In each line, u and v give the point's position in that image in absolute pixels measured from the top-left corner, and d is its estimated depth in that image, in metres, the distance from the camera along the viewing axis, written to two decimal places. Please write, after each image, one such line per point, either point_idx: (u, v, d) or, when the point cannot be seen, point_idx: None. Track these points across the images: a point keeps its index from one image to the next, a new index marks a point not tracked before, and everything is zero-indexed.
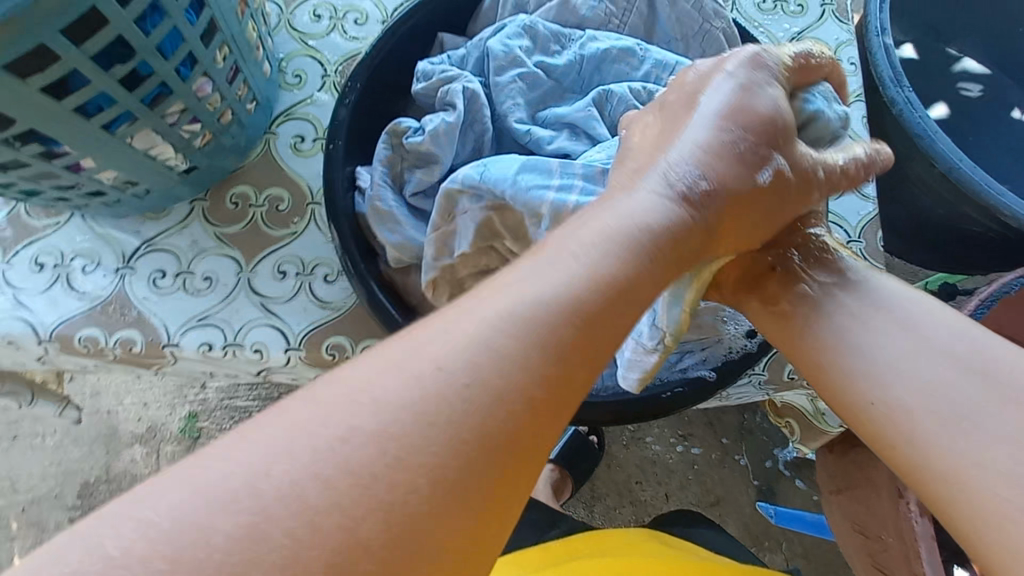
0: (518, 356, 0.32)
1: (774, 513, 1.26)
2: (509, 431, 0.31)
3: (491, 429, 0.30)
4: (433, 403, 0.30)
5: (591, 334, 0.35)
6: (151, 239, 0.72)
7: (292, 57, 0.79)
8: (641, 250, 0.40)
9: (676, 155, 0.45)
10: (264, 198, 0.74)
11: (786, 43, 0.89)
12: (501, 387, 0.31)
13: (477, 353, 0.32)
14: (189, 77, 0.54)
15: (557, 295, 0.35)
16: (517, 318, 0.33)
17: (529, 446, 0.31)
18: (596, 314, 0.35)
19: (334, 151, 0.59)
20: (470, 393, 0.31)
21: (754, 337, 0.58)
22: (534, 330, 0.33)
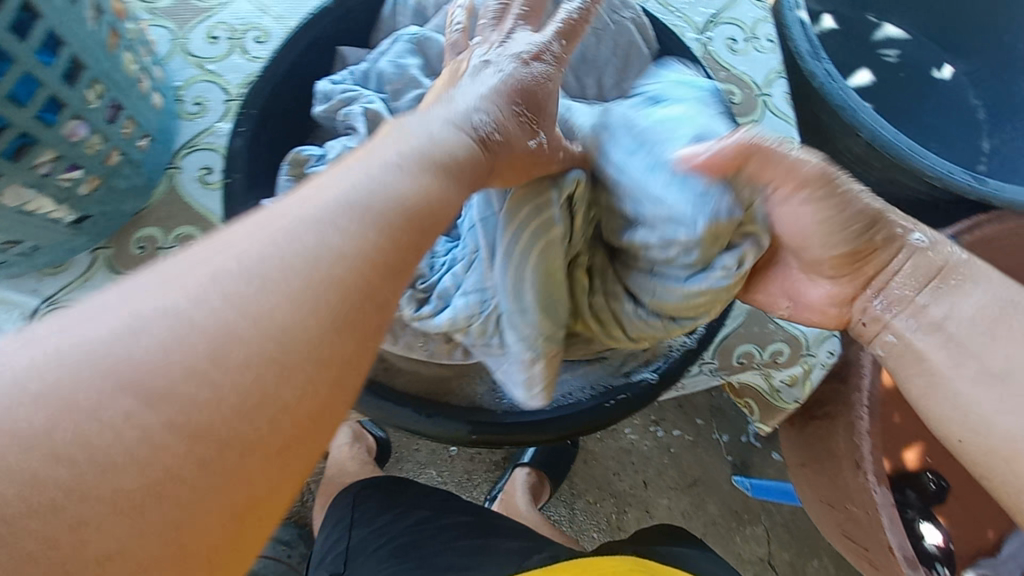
0: (319, 269, 0.29)
1: (750, 487, 1.28)
2: (316, 352, 0.27)
3: (285, 345, 0.26)
4: (203, 324, 0.25)
5: (411, 219, 0.32)
6: (51, 297, 0.66)
7: (190, 85, 0.74)
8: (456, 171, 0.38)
9: (473, 96, 0.44)
10: (175, 238, 0.70)
11: (703, 26, 0.89)
12: (303, 297, 0.27)
13: (251, 257, 0.27)
14: (55, 123, 0.49)
15: (362, 198, 0.32)
16: (308, 220, 0.29)
17: (340, 367, 0.28)
18: (413, 217, 0.33)
19: (233, 186, 0.55)
20: (249, 304, 0.26)
21: (692, 333, 0.56)
22: (342, 232, 0.30)
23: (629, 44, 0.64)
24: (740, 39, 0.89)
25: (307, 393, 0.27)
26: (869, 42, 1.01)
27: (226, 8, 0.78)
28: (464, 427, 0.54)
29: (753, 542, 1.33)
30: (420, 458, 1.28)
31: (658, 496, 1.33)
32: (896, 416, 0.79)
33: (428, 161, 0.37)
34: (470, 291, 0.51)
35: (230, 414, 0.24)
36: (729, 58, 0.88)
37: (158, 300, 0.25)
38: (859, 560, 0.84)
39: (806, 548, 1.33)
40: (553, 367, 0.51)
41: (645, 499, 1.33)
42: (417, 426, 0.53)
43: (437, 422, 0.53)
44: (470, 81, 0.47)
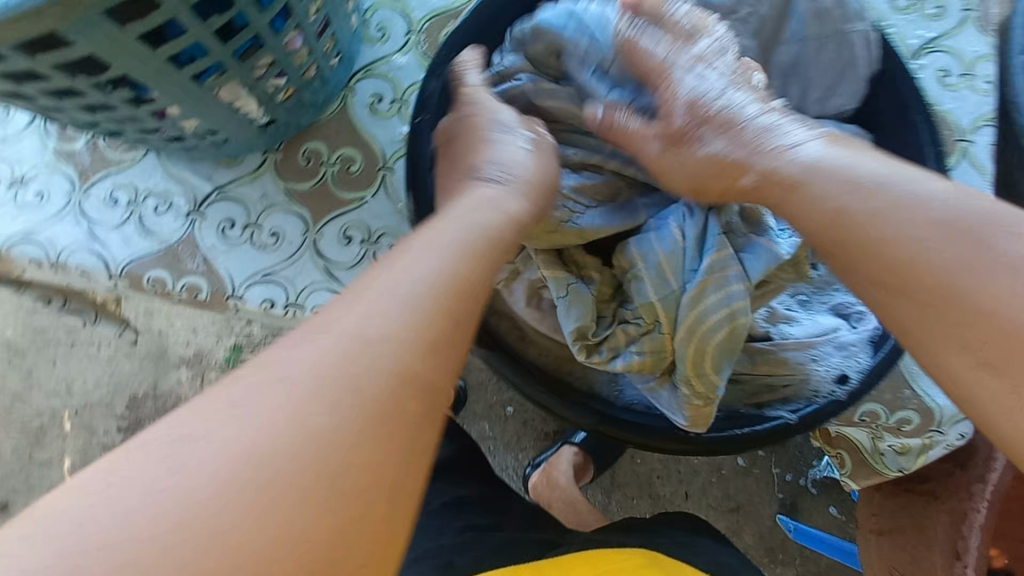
0: (372, 340, 0.34)
1: (794, 530, 1.25)
2: (370, 402, 0.33)
3: (342, 404, 0.32)
4: (297, 392, 0.32)
5: (438, 293, 0.38)
6: (222, 186, 0.71)
7: (377, 9, 0.75)
8: (498, 231, 0.45)
9: (500, 153, 0.52)
10: (337, 157, 0.72)
11: (915, 51, 0.80)
12: (355, 362, 0.34)
13: (322, 344, 0.34)
14: (280, 31, 0.50)
15: (402, 286, 0.37)
16: (358, 312, 0.35)
17: (390, 408, 0.33)
18: (448, 288, 0.38)
19: (419, 126, 0.57)
20: (322, 377, 0.33)
21: (844, 383, 0.53)
22: (380, 312, 0.36)
23: (848, 62, 0.58)
24: (954, 74, 0.79)
25: (390, 426, 0.33)
26: None
27: None
28: (591, 417, 0.54)
29: None
30: (477, 410, 1.31)
31: (696, 510, 1.31)
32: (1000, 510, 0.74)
33: (469, 228, 0.44)
34: (644, 348, 0.55)
35: (321, 449, 0.31)
36: (935, 92, 0.78)
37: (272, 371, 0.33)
38: None
39: None
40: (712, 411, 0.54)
41: (682, 509, 1.32)
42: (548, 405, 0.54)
43: (569, 406, 0.54)
44: (496, 136, 0.53)
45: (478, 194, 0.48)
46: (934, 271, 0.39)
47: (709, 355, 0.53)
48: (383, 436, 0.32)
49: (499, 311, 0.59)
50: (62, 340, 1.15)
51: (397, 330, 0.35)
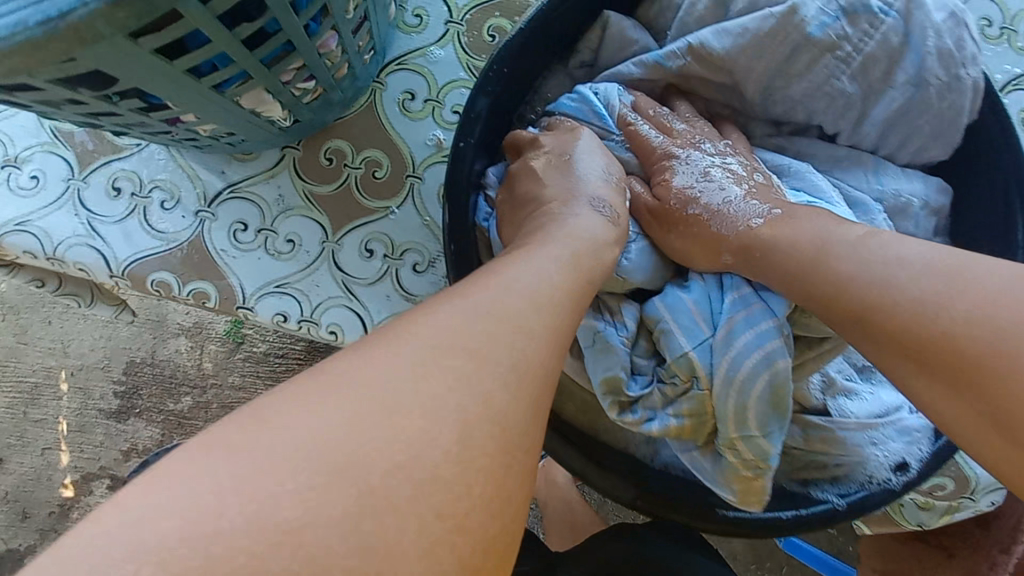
0: (482, 362, 0.39)
1: None
2: (490, 423, 0.37)
3: (466, 428, 0.36)
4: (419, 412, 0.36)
5: (540, 320, 0.43)
6: (235, 183, 0.65)
7: None
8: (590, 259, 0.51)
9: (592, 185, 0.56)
10: (362, 160, 0.66)
11: (999, 87, 0.73)
12: (470, 387, 0.38)
13: (440, 364, 0.38)
14: (316, 34, 0.43)
15: (507, 308, 0.42)
16: (466, 337, 0.40)
17: (503, 423, 0.38)
18: (547, 314, 0.44)
19: (463, 150, 0.50)
20: (446, 401, 0.36)
21: (903, 472, 0.49)
22: (489, 338, 0.40)
23: (956, 110, 0.54)
24: None
25: (496, 456, 0.37)
26: None
27: None
28: (632, 490, 0.50)
29: None
30: None
31: None
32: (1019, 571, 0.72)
33: (570, 257, 0.49)
34: (680, 408, 0.52)
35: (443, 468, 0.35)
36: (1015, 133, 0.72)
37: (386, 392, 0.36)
38: None
39: None
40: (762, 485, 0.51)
41: None
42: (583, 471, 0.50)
43: (605, 475, 0.51)
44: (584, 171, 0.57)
45: (580, 222, 0.53)
46: (915, 301, 0.42)
47: (750, 415, 0.50)
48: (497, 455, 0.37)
49: None
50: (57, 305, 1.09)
51: (523, 331, 0.41)
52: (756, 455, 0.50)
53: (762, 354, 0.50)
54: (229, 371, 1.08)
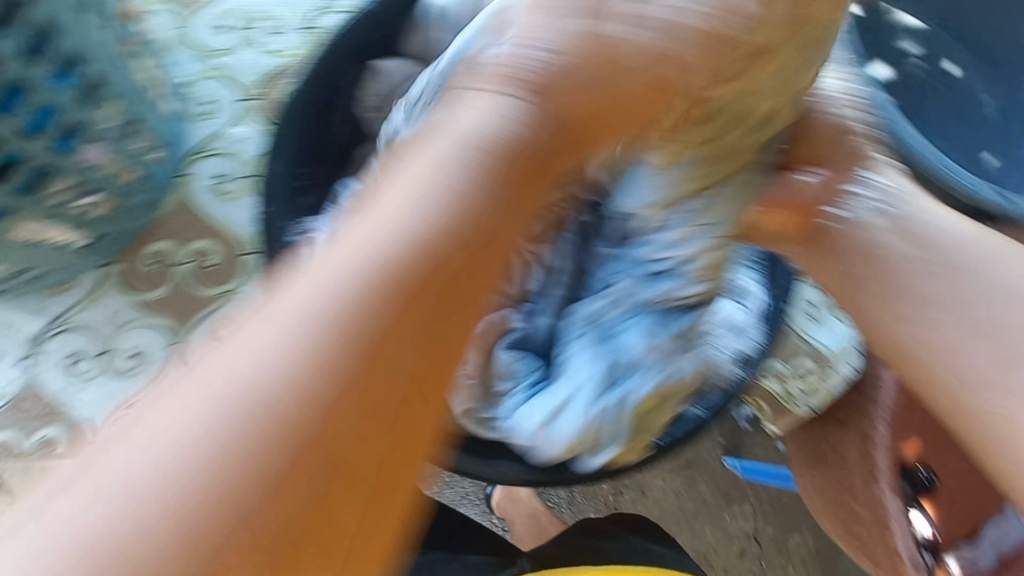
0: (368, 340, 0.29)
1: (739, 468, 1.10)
2: (339, 398, 0.27)
3: (316, 398, 0.27)
4: (269, 397, 0.27)
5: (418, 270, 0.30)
6: (58, 317, 0.62)
7: (198, 81, 0.68)
8: (488, 188, 0.32)
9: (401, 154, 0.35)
10: (190, 254, 0.65)
11: None
12: (325, 355, 0.28)
13: (234, 380, 0.27)
14: (73, 151, 0.45)
15: (372, 258, 0.30)
16: (268, 344, 0.28)
17: (355, 394, 0.28)
18: (444, 275, 0.30)
19: (269, 219, 0.52)
20: (299, 345, 0.28)
21: (744, 364, 0.57)
22: (301, 353, 0.28)
23: None
24: None
25: (373, 413, 0.28)
26: None
27: None
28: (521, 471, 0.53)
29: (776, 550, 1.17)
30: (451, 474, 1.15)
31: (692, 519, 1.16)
32: (912, 415, 0.78)
33: (399, 226, 0.31)
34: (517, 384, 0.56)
35: (256, 449, 0.26)
36: None
37: (198, 414, 0.26)
38: (854, 554, 0.90)
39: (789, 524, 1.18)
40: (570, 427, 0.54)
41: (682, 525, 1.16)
42: (468, 468, 0.53)
43: (496, 469, 0.54)
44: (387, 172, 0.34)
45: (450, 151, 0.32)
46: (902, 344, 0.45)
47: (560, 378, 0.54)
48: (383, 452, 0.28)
49: None
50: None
51: (347, 295, 0.29)
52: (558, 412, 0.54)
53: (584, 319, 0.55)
54: None
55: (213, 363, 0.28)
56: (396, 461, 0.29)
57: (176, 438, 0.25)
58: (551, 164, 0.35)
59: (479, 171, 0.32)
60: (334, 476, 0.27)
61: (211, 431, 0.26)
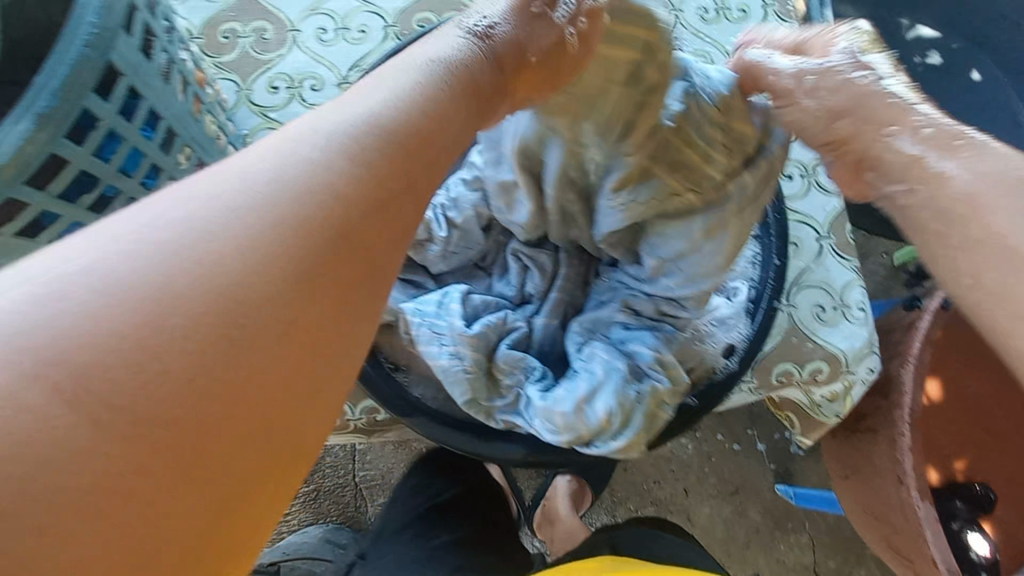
0: (165, 284, 0.27)
1: (793, 497, 1.13)
2: (180, 338, 0.26)
3: (143, 346, 0.26)
4: (111, 315, 0.26)
5: (355, 186, 0.32)
6: None
7: (257, 132, 0.82)
8: (453, 93, 0.39)
9: (475, 13, 0.44)
10: None
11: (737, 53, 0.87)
12: (97, 311, 0.26)
13: (154, 242, 0.28)
14: (156, 187, 0.56)
15: (284, 167, 0.31)
16: (194, 196, 0.30)
17: (250, 326, 0.28)
18: (366, 189, 0.32)
19: None
20: (138, 283, 0.27)
21: (733, 354, 0.60)
22: (265, 231, 0.29)
23: None
24: None
25: (190, 370, 0.26)
26: None
27: (285, 59, 0.85)
28: (521, 451, 0.58)
29: (796, 551, 1.18)
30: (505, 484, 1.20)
31: (719, 533, 1.19)
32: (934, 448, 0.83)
33: (335, 130, 0.33)
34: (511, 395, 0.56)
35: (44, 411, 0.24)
36: None
37: (94, 271, 0.27)
38: (902, 569, 0.87)
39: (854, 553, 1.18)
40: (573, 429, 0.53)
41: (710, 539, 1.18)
42: (473, 448, 0.58)
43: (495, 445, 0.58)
44: (449, 24, 0.44)
45: (327, 107, 0.35)
46: None
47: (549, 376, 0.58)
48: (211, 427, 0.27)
49: (420, 373, 0.62)
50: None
51: (294, 224, 0.30)
52: (550, 411, 0.53)
53: (594, 315, 0.59)
54: None
55: (133, 222, 0.28)
56: (252, 408, 0.28)
57: (71, 268, 0.26)
58: (554, 77, 0.45)
59: (468, 83, 0.40)
60: (233, 372, 0.27)
61: (123, 334, 0.26)
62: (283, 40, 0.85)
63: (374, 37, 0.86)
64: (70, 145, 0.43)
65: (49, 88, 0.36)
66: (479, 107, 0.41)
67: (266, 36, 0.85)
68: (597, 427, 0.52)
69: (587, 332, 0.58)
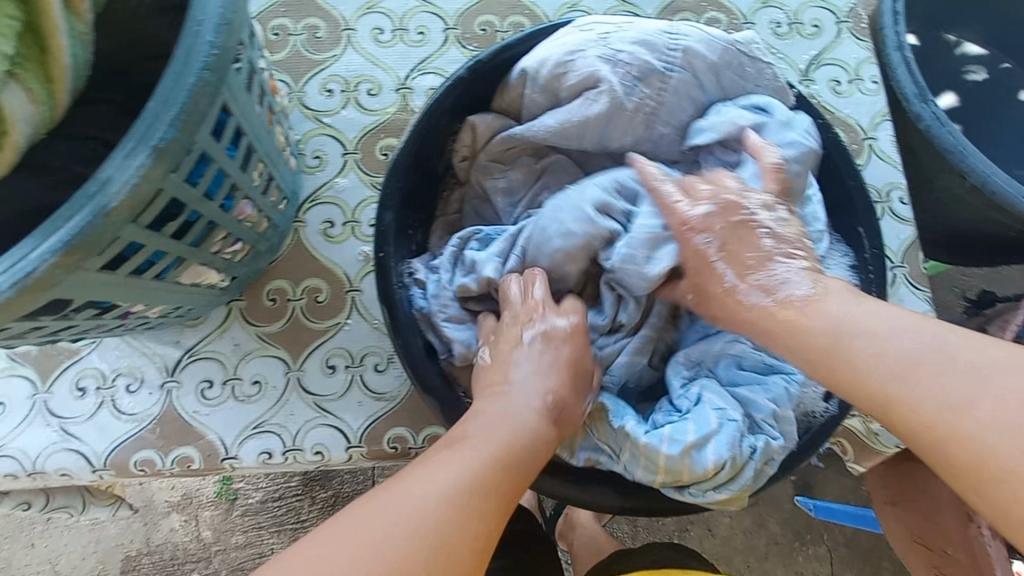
0: (470, 462, 0.44)
1: (812, 507, 1.08)
2: (477, 495, 0.42)
3: (461, 499, 0.41)
4: (445, 485, 0.42)
5: (540, 430, 0.50)
6: (192, 349, 0.70)
7: (310, 138, 0.77)
8: (542, 406, 0.51)
9: (520, 354, 0.55)
10: (302, 290, 0.72)
11: (806, 68, 0.84)
12: (440, 477, 0.42)
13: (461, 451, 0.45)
14: (232, 208, 0.52)
15: (509, 414, 0.50)
16: (473, 428, 0.48)
17: (506, 489, 0.44)
18: (544, 419, 0.51)
19: (385, 260, 0.59)
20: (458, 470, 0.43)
21: (832, 398, 0.58)
22: (499, 441, 0.47)
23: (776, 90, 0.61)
24: (844, 80, 0.84)
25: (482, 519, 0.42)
26: (953, 60, 0.90)
27: (340, 61, 0.80)
28: (617, 498, 0.56)
29: (815, 563, 1.18)
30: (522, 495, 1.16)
31: (737, 544, 1.17)
32: None
33: (517, 396, 0.51)
34: (598, 442, 0.56)
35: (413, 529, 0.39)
36: (833, 100, 0.83)
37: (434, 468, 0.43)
38: None
39: (870, 568, 1.18)
40: (670, 470, 0.51)
41: (730, 550, 1.17)
42: (566, 494, 0.56)
43: (591, 492, 0.56)
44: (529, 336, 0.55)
45: (502, 397, 0.51)
46: None
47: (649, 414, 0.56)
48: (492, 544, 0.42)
49: None
50: (41, 518, 1.02)
51: (519, 426, 0.49)
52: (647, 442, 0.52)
53: (693, 351, 0.59)
54: (230, 530, 1.02)
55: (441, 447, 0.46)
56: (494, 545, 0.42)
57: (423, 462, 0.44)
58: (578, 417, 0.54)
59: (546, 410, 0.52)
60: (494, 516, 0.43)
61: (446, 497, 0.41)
62: (338, 40, 0.80)
63: (432, 40, 0.81)
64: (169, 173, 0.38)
65: (167, 119, 0.33)
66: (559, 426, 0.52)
67: (320, 34, 0.80)
68: (703, 471, 0.51)
69: (692, 366, 0.58)
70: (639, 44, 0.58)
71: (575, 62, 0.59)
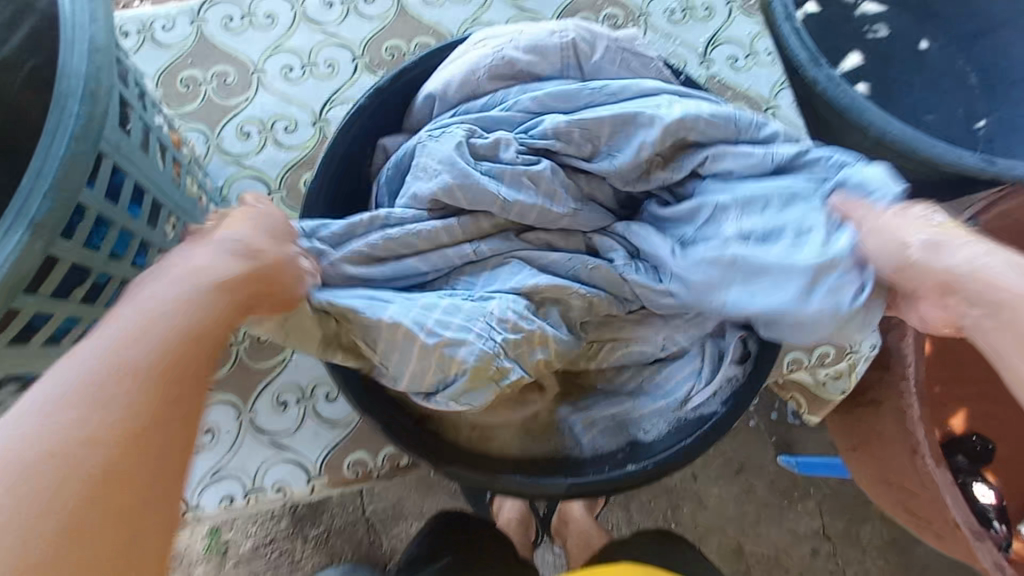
0: (103, 375, 0.36)
1: (797, 464, 1.12)
2: (110, 404, 0.36)
3: (83, 424, 0.35)
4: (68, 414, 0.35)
5: (209, 302, 0.42)
6: None
7: (233, 182, 0.78)
8: (221, 281, 0.43)
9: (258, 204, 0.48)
10: (244, 333, 0.73)
11: (705, 48, 0.88)
12: (59, 406, 0.35)
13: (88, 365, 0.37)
14: (147, 264, 0.53)
15: (156, 304, 0.40)
16: (116, 330, 0.38)
17: (152, 385, 0.37)
18: (216, 293, 0.42)
19: None
20: (80, 388, 0.36)
21: (748, 360, 0.62)
22: (143, 336, 0.38)
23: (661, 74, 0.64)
24: (742, 56, 0.88)
25: (125, 427, 0.36)
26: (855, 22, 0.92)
27: (252, 104, 0.81)
28: (564, 484, 0.58)
29: (806, 520, 1.18)
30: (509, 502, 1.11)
31: (725, 511, 1.17)
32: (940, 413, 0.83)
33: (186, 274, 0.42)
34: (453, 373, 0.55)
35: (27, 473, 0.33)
36: (733, 76, 0.87)
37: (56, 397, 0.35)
38: (920, 531, 0.89)
39: (860, 515, 1.17)
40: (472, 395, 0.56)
41: (720, 520, 1.17)
42: (517, 488, 0.58)
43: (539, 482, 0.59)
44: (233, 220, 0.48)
45: (165, 278, 0.42)
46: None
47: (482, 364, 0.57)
48: (163, 446, 0.37)
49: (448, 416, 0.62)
50: None
51: (176, 312, 0.40)
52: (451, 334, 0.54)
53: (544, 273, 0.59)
54: None
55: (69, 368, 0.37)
56: (153, 441, 0.36)
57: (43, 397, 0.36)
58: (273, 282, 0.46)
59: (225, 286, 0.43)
60: (140, 415, 0.36)
61: (71, 427, 0.34)
62: (248, 83, 0.82)
63: (342, 70, 0.83)
64: (60, 241, 0.39)
65: (40, 191, 0.34)
66: (250, 291, 0.44)
67: (230, 80, 0.82)
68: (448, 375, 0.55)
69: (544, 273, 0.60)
70: (531, 52, 0.62)
71: (478, 81, 0.62)
